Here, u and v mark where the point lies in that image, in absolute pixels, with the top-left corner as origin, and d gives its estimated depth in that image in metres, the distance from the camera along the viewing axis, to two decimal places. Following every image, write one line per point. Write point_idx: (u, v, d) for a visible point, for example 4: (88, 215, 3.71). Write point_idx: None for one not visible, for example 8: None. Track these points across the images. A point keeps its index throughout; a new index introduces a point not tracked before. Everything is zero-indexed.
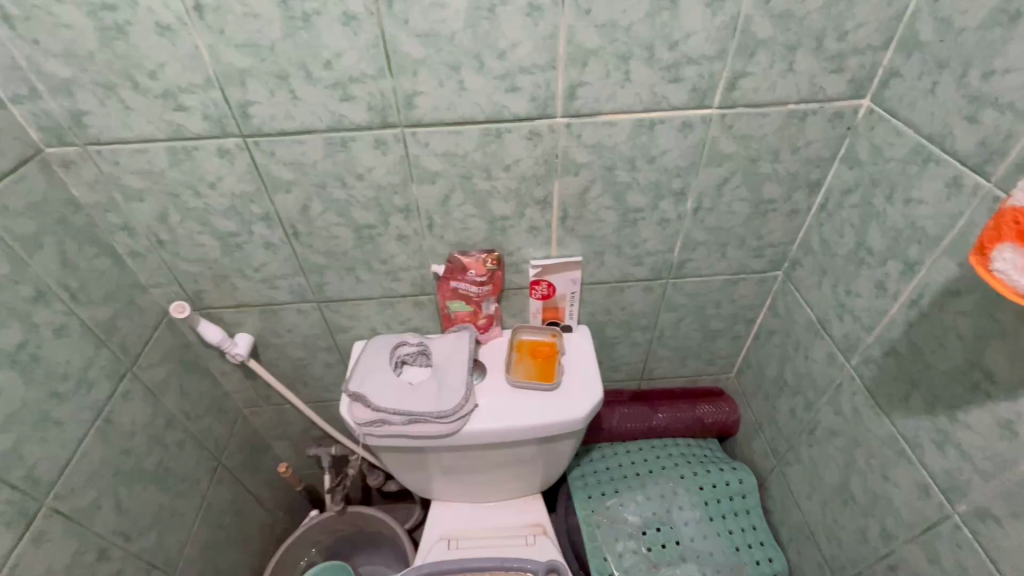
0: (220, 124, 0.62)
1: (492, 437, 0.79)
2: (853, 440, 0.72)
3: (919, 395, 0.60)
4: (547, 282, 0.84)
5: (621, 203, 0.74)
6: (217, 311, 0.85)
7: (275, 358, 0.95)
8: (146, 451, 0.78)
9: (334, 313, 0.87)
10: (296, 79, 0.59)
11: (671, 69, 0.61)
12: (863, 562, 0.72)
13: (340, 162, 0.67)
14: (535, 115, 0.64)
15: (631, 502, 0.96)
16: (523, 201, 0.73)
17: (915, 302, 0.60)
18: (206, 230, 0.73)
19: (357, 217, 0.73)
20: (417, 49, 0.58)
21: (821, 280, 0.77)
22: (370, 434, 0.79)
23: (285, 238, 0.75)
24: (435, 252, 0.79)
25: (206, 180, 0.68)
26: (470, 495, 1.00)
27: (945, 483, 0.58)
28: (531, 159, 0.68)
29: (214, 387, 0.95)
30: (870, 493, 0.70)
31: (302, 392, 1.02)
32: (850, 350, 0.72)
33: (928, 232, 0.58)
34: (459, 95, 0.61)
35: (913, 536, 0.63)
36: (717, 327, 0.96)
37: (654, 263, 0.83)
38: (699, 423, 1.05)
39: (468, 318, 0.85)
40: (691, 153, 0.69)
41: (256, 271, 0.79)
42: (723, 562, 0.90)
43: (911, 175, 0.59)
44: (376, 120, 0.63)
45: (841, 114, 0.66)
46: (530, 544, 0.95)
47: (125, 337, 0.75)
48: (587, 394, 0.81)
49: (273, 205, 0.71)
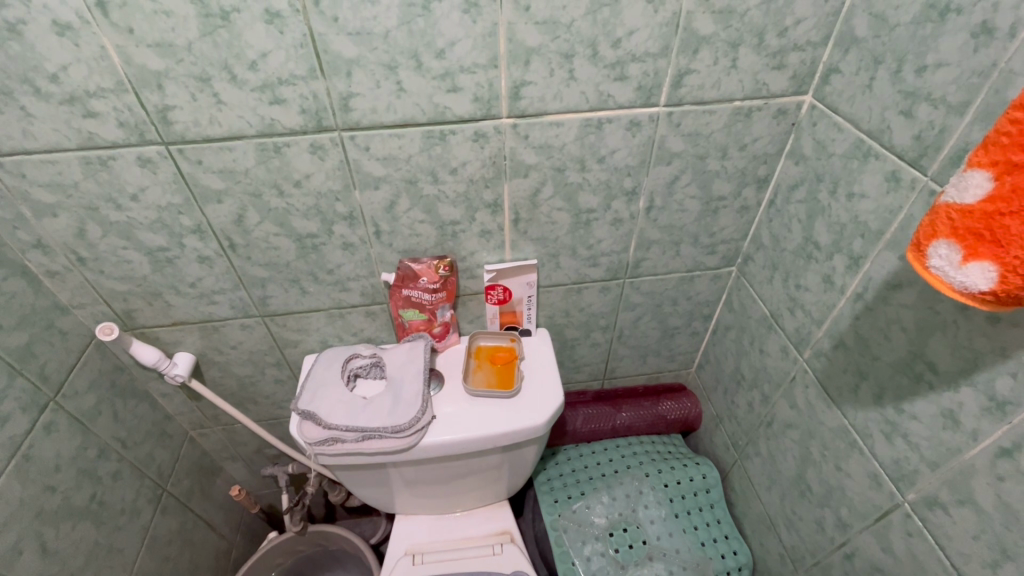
0: (137, 131, 0.57)
1: (450, 449, 0.77)
2: (808, 432, 0.73)
3: (868, 387, 0.61)
4: (502, 286, 0.82)
5: (573, 204, 0.73)
6: (152, 330, 0.79)
7: (219, 377, 0.90)
8: (74, 486, 0.72)
9: (280, 327, 0.83)
10: (218, 81, 0.55)
11: (616, 67, 0.60)
12: (821, 552, 0.73)
13: (275, 168, 0.63)
14: (480, 116, 0.62)
15: (598, 504, 0.96)
16: (473, 205, 0.71)
17: (861, 295, 0.61)
18: (132, 246, 0.68)
19: (298, 226, 0.69)
20: (350, 48, 0.54)
21: (773, 275, 0.77)
22: (323, 453, 0.75)
23: (221, 250, 0.70)
24: (384, 259, 0.76)
25: (127, 192, 0.62)
26: (435, 507, 0.97)
27: (894, 473, 0.59)
28: (478, 161, 0.66)
29: (154, 410, 0.89)
30: (825, 484, 0.71)
31: (252, 411, 0.97)
32: (802, 343, 0.72)
33: (871, 226, 0.58)
34: (398, 96, 0.59)
35: (867, 525, 0.64)
36: (675, 324, 0.96)
37: (609, 263, 0.82)
38: (662, 420, 1.06)
39: (422, 327, 0.83)
40: (641, 153, 0.68)
41: (191, 286, 0.74)
42: (689, 558, 0.90)
43: (853, 170, 0.60)
44: (311, 123, 0.59)
45: (785, 110, 0.67)
46: (497, 553, 0.94)
47: (46, 364, 0.69)
48: (548, 400, 0.80)
49: (204, 216, 0.66)
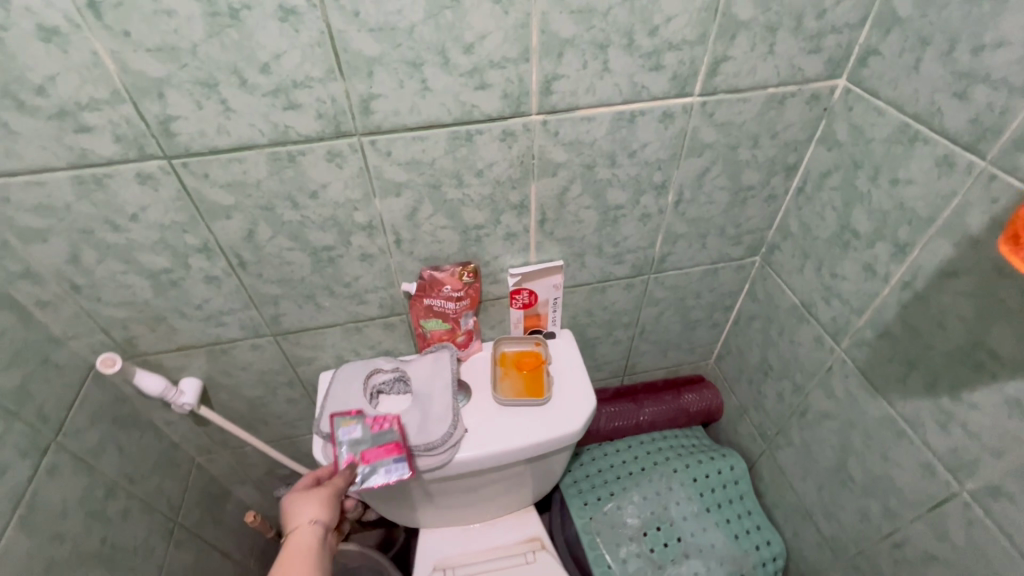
0: (135, 146, 0.52)
1: (485, 463, 0.74)
2: (849, 422, 0.72)
3: (919, 376, 0.60)
4: (527, 290, 0.78)
5: (602, 201, 0.70)
6: (155, 357, 0.74)
7: (228, 400, 0.84)
8: (84, 531, 0.67)
9: (294, 344, 0.78)
10: (226, 87, 0.50)
11: (651, 57, 0.56)
12: (866, 540, 0.73)
13: (289, 179, 0.58)
14: (509, 114, 0.58)
15: (629, 504, 0.94)
16: (498, 207, 0.67)
17: (909, 284, 0.59)
18: (132, 269, 0.62)
19: (314, 239, 0.65)
20: (371, 46, 0.50)
21: (803, 264, 0.76)
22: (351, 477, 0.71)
23: (230, 268, 0.65)
24: (404, 269, 0.71)
25: (126, 212, 0.57)
26: (462, 518, 0.94)
27: (951, 463, 0.58)
28: (505, 162, 0.62)
29: (158, 439, 0.84)
30: (869, 474, 0.70)
31: (263, 432, 0.93)
32: (839, 333, 0.71)
33: (919, 213, 0.57)
34: (423, 96, 0.54)
35: (919, 514, 0.63)
36: (697, 316, 0.94)
37: (635, 260, 0.80)
38: (685, 412, 1.05)
39: (445, 337, 0.79)
40: (672, 145, 0.65)
41: (197, 309, 0.69)
42: (724, 553, 0.89)
43: (897, 155, 0.58)
44: (328, 129, 0.55)
45: (818, 96, 0.65)
46: (531, 562, 0.92)
47: (44, 403, 0.63)
48: (579, 404, 0.77)
49: (211, 234, 0.61)
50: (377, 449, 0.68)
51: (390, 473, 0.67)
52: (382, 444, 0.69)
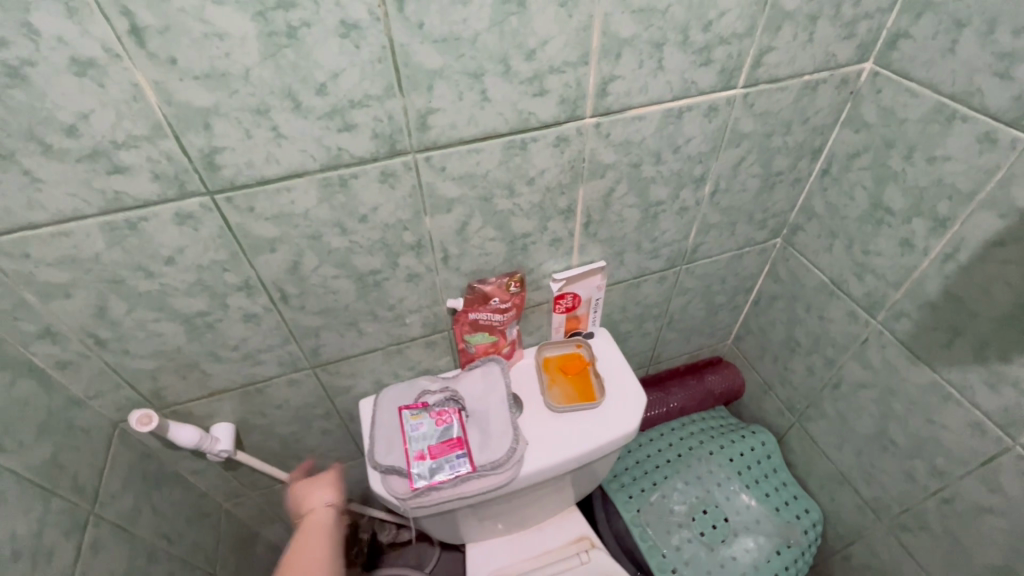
0: (175, 183, 0.47)
1: (549, 473, 0.73)
2: (889, 390, 0.75)
3: (965, 342, 0.63)
4: (571, 294, 0.77)
5: (644, 198, 0.69)
6: (185, 406, 0.68)
7: (260, 440, 0.79)
8: None
9: (332, 375, 0.74)
10: (278, 111, 0.46)
11: (702, 52, 0.56)
12: (912, 499, 0.77)
13: (339, 204, 0.54)
14: (564, 119, 0.56)
15: (673, 492, 0.95)
16: (546, 214, 0.65)
17: (951, 256, 0.62)
18: (165, 316, 0.57)
19: (360, 265, 0.61)
20: (433, 58, 0.47)
21: (831, 243, 0.78)
22: (418, 507, 0.68)
23: (271, 303, 0.61)
24: (449, 285, 0.69)
25: (161, 255, 0.52)
26: (511, 528, 0.93)
27: (1002, 420, 0.62)
28: (557, 168, 0.61)
29: (187, 491, 0.78)
30: (913, 437, 0.74)
31: (295, 468, 0.88)
32: (874, 307, 0.74)
33: (960, 188, 0.59)
34: (481, 107, 0.52)
35: (969, 470, 0.67)
36: (721, 301, 0.96)
37: (670, 253, 0.80)
38: (710, 394, 1.08)
39: (490, 350, 0.77)
40: (713, 138, 0.66)
41: (233, 350, 0.64)
42: (770, 526, 0.92)
43: (933, 134, 0.61)
44: (383, 148, 0.51)
45: (847, 80, 0.66)
46: (585, 562, 0.91)
47: (76, 473, 0.57)
48: (633, 401, 0.77)
49: (253, 269, 0.57)
50: (441, 445, 0.69)
51: (453, 468, 0.68)
52: (445, 440, 0.69)
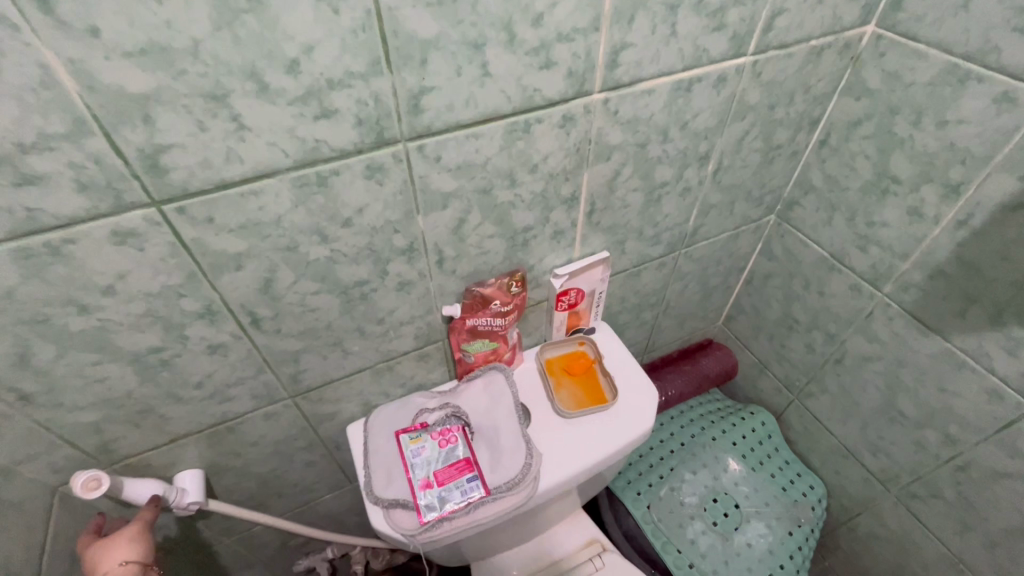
0: (110, 194, 0.37)
1: (566, 485, 0.67)
2: (896, 362, 0.74)
3: (981, 309, 0.62)
4: (573, 289, 0.71)
5: (649, 180, 0.64)
6: (141, 457, 0.58)
7: (234, 483, 0.69)
8: None
9: (315, 402, 0.65)
10: (239, 97, 0.37)
11: (716, 15, 0.51)
12: (923, 469, 0.77)
13: (318, 208, 0.46)
14: (571, 95, 0.49)
15: (682, 484, 0.92)
16: (549, 204, 0.59)
17: (964, 223, 0.61)
18: (108, 357, 0.46)
19: (344, 276, 0.52)
20: (427, 24, 0.39)
21: (831, 216, 0.76)
22: (428, 541, 0.61)
23: (240, 330, 0.51)
24: (444, 291, 0.61)
25: (96, 285, 0.41)
26: (519, 541, 0.87)
27: (1021, 385, 0.61)
28: (562, 152, 0.54)
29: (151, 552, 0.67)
30: (924, 407, 0.73)
31: (275, 507, 0.78)
32: (880, 279, 0.73)
33: (974, 152, 0.57)
34: (482, 84, 0.44)
35: (985, 436, 0.67)
36: (715, 283, 0.93)
37: (670, 238, 0.76)
38: (705, 377, 1.05)
39: (491, 357, 0.70)
40: (720, 112, 0.61)
41: (196, 388, 0.54)
42: (780, 508, 0.91)
43: (943, 97, 0.58)
44: (369, 138, 0.43)
45: (849, 45, 0.63)
46: (600, 569, 0.86)
47: (8, 560, 0.46)
48: (645, 397, 0.72)
49: (216, 292, 0.47)
50: (449, 469, 0.62)
51: (465, 493, 0.61)
52: (452, 462, 0.63)
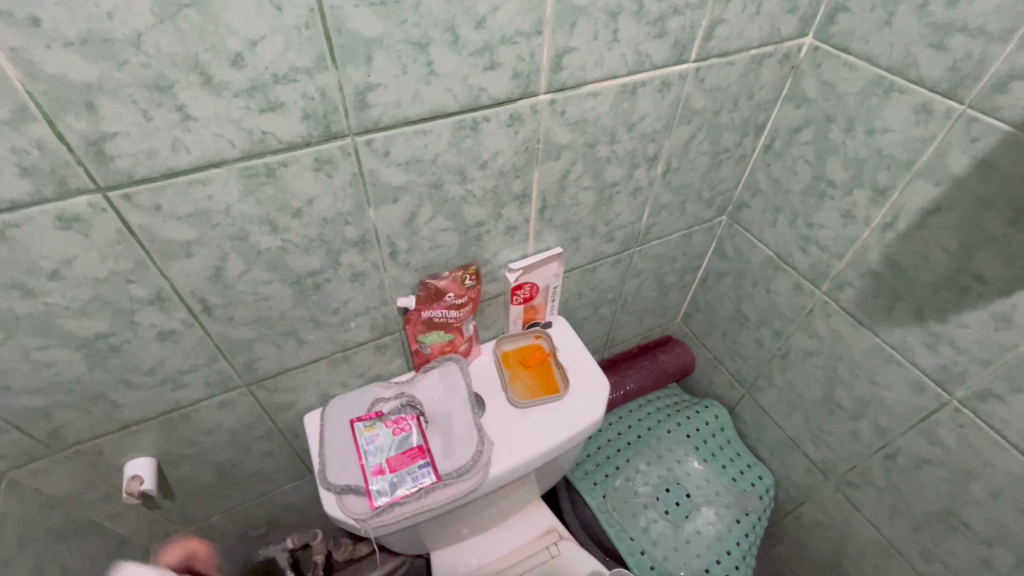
0: (53, 179, 0.38)
1: (517, 473, 0.69)
2: (834, 356, 0.79)
3: (905, 306, 0.66)
4: (529, 283, 0.73)
5: (600, 179, 0.67)
6: (91, 443, 0.58)
7: (190, 471, 0.70)
8: None
9: (271, 391, 0.66)
10: (184, 88, 0.38)
11: (657, 23, 0.53)
12: (858, 458, 0.81)
13: (267, 198, 0.47)
14: (517, 96, 0.52)
15: (636, 474, 0.96)
16: (500, 200, 0.61)
17: (890, 225, 0.65)
18: (55, 342, 0.47)
19: (297, 266, 0.54)
20: (370, 24, 0.41)
21: (776, 218, 0.80)
22: (380, 526, 0.63)
23: (191, 317, 0.52)
24: (398, 283, 0.63)
25: (42, 269, 0.42)
26: (477, 530, 0.90)
27: (941, 377, 0.65)
28: (511, 150, 0.56)
29: (104, 540, 0.67)
30: (858, 399, 0.77)
31: (233, 497, 0.79)
32: (819, 277, 0.77)
33: (898, 158, 0.61)
34: (428, 82, 0.46)
35: (910, 426, 0.71)
36: (671, 281, 0.97)
37: (624, 235, 0.78)
38: (664, 373, 1.09)
39: (447, 348, 0.72)
40: (666, 115, 0.64)
41: (147, 375, 0.55)
42: (729, 497, 0.95)
43: (871, 107, 0.62)
44: (316, 131, 0.45)
45: (789, 55, 0.67)
46: (555, 556, 0.89)
47: None
48: (597, 389, 0.75)
49: (165, 279, 0.48)
50: (401, 456, 0.64)
51: (416, 480, 0.63)
52: (405, 450, 0.64)
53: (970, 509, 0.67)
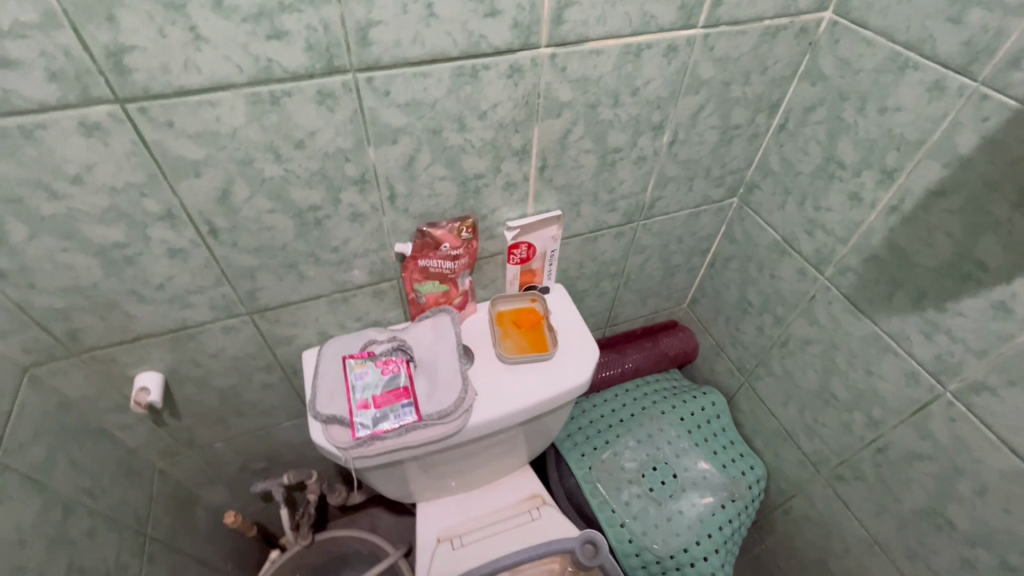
0: (77, 86, 0.42)
1: (498, 425, 0.71)
2: (832, 345, 0.77)
3: (905, 293, 0.65)
4: (526, 244, 0.75)
5: (601, 143, 0.67)
6: (106, 351, 0.63)
7: (195, 393, 0.75)
8: (46, 559, 0.57)
9: (272, 323, 0.70)
10: (197, 9, 0.41)
11: None
12: (849, 451, 0.79)
13: (272, 126, 0.50)
14: (517, 47, 0.53)
15: (625, 449, 0.96)
16: (499, 154, 0.63)
17: (896, 208, 0.63)
18: (75, 245, 0.52)
19: (298, 199, 0.57)
20: None
21: (785, 200, 0.79)
22: (361, 458, 0.66)
23: (199, 237, 0.56)
24: (396, 228, 0.66)
25: (65, 173, 0.46)
26: (462, 486, 0.92)
27: (935, 368, 0.64)
28: (510, 102, 0.58)
29: (114, 447, 0.73)
30: (853, 390, 0.76)
31: (235, 425, 0.84)
32: (822, 263, 0.75)
33: (908, 138, 0.60)
34: (428, 24, 0.48)
35: (902, 419, 0.70)
36: (677, 262, 0.96)
37: (627, 206, 0.79)
38: (664, 356, 1.08)
39: (442, 300, 0.74)
40: (672, 82, 0.64)
41: (158, 290, 0.59)
42: (716, 482, 0.94)
43: (885, 84, 0.61)
44: (319, 64, 0.47)
45: (806, 29, 0.66)
46: (536, 518, 0.91)
47: None
48: (585, 354, 0.76)
49: (176, 196, 0.52)
50: (387, 394, 0.67)
51: (399, 417, 0.66)
52: (391, 389, 0.67)
53: (956, 507, 0.66)
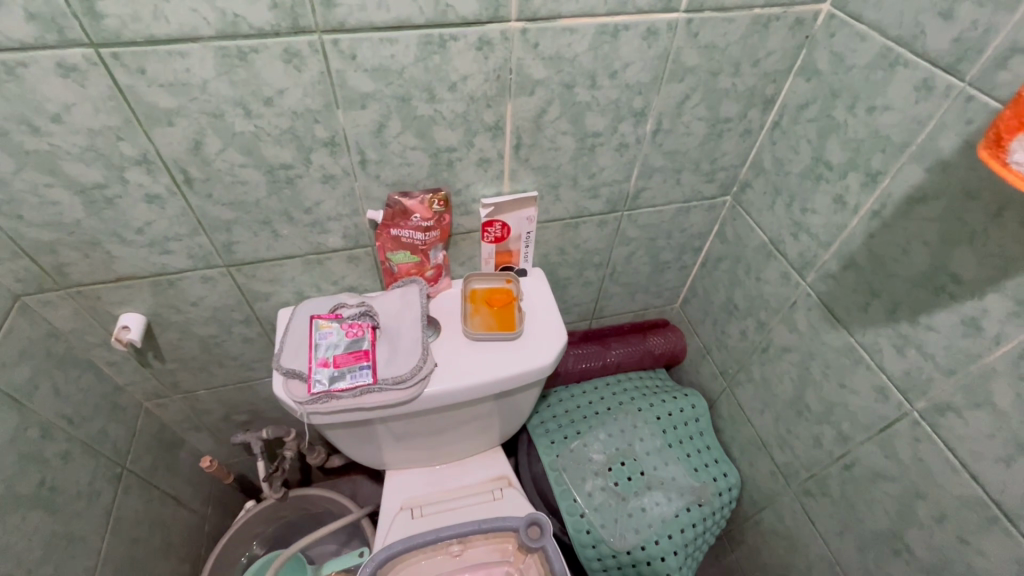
0: (54, 28, 0.45)
1: (454, 397, 0.72)
2: (809, 354, 0.75)
3: (880, 303, 0.62)
4: (500, 223, 0.76)
5: (579, 126, 0.67)
6: (91, 288, 0.67)
7: (178, 339, 0.79)
8: (17, 472, 0.62)
9: (249, 278, 0.73)
10: None
11: None
12: (818, 465, 0.77)
13: (240, 81, 0.52)
14: (485, 19, 0.54)
15: (595, 441, 0.96)
16: (471, 128, 0.63)
17: (878, 214, 0.61)
18: (58, 182, 0.55)
19: (269, 156, 0.59)
20: None
21: (774, 201, 0.76)
22: (316, 413, 0.68)
23: (174, 186, 0.59)
24: (369, 194, 0.67)
25: (46, 111, 0.50)
26: (429, 459, 0.94)
27: (904, 385, 0.61)
28: (481, 76, 0.58)
29: (100, 381, 0.78)
30: (825, 402, 0.73)
31: (217, 375, 0.88)
32: (805, 268, 0.73)
33: (894, 140, 0.57)
34: None
35: (869, 436, 0.67)
36: (667, 258, 0.95)
37: (610, 194, 0.78)
38: (650, 354, 1.07)
39: (414, 271, 0.76)
40: (654, 68, 0.63)
41: (138, 234, 0.63)
42: (685, 484, 0.92)
43: (876, 82, 0.58)
44: (285, 22, 0.49)
45: (802, 21, 0.63)
46: (497, 498, 0.91)
47: None
48: (551, 339, 0.76)
49: (151, 143, 0.55)
50: (347, 354, 0.68)
51: (355, 378, 0.67)
52: (352, 350, 0.69)
53: (915, 532, 0.63)
